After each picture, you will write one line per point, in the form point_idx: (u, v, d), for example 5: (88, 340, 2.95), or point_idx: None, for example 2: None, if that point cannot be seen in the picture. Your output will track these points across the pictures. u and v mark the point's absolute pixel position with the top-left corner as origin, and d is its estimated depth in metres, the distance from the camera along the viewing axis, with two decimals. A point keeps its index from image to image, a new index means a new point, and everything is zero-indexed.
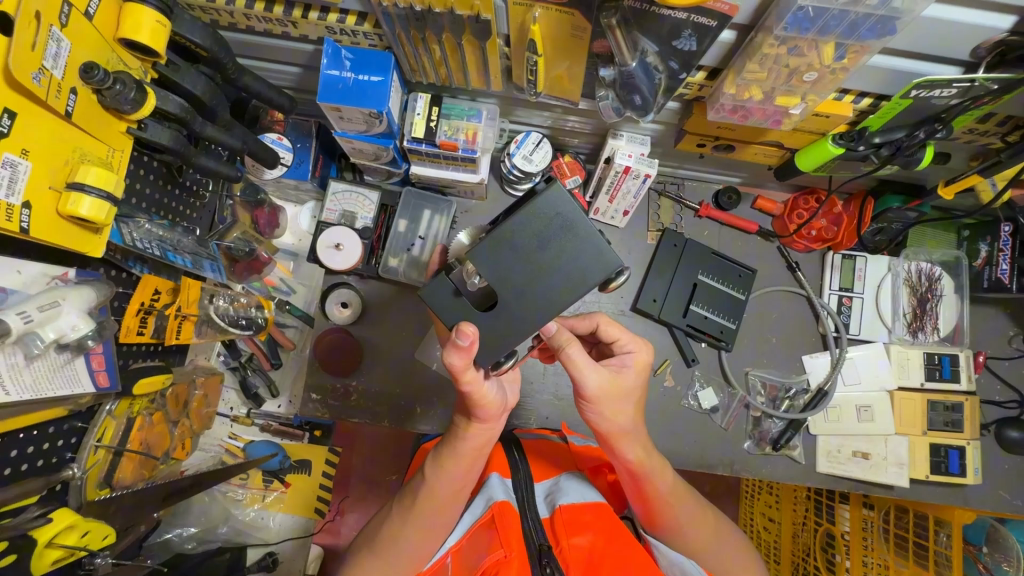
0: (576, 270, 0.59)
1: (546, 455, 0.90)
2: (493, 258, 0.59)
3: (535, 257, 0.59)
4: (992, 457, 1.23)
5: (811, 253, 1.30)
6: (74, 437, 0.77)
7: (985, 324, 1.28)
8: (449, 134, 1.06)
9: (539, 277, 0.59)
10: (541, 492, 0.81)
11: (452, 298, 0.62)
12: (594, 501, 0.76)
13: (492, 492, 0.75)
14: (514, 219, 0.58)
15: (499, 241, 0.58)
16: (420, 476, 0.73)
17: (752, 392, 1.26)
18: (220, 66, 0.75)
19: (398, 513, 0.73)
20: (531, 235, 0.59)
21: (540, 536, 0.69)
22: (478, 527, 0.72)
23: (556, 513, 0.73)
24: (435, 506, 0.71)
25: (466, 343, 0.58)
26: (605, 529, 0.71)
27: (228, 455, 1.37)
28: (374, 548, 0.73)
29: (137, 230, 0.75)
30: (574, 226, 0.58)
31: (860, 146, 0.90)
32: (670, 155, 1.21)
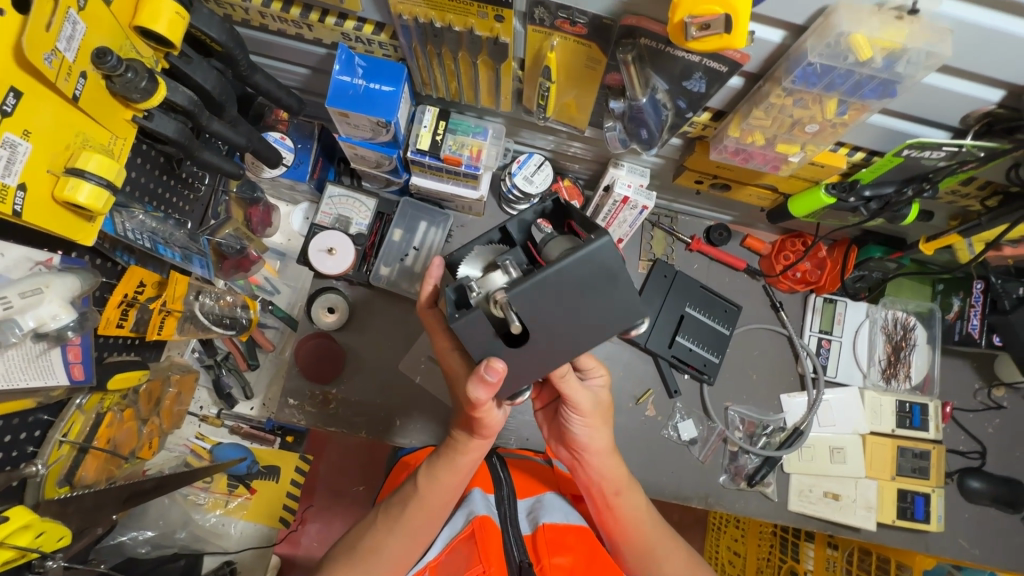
0: (612, 315, 0.59)
1: (531, 475, 0.89)
2: (533, 301, 0.56)
3: (576, 302, 0.57)
4: (954, 505, 1.27)
5: (794, 294, 1.33)
6: (38, 429, 0.73)
7: (953, 375, 1.33)
8: (453, 149, 1.06)
9: (571, 323, 0.58)
10: (523, 507, 0.79)
11: (486, 333, 0.58)
12: (577, 523, 0.76)
13: (473, 506, 0.74)
14: (563, 267, 0.55)
15: (542, 286, 0.56)
16: (409, 486, 0.72)
17: (730, 427, 1.28)
18: (234, 62, 0.74)
19: (381, 522, 0.70)
20: (573, 284, 0.57)
21: (522, 554, 0.69)
22: (458, 542, 0.70)
23: (539, 531, 0.72)
24: (424, 516, 0.69)
25: (494, 378, 0.58)
26: (585, 553, 0.71)
27: (193, 456, 1.33)
28: (349, 559, 0.69)
29: (129, 219, 0.72)
30: (616, 280, 0.57)
31: (851, 197, 0.94)
32: (668, 188, 1.24)
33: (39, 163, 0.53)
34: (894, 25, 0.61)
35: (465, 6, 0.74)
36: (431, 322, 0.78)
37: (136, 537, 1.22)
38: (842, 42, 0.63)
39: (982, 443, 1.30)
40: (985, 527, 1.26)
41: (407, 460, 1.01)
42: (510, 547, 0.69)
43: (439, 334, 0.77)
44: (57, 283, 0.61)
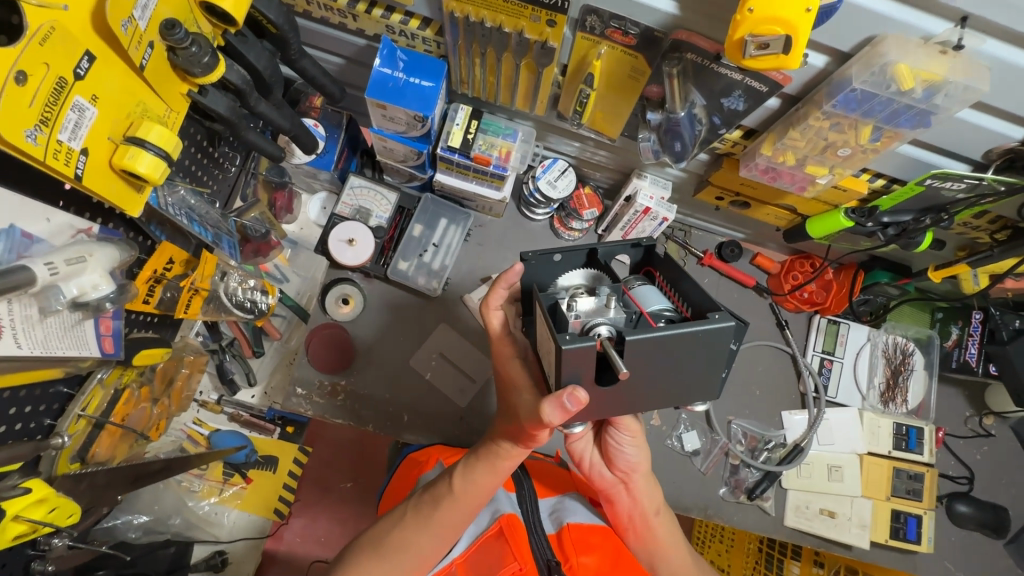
0: (690, 380, 0.63)
1: (550, 478, 0.91)
2: (641, 353, 0.58)
3: (672, 363, 0.61)
4: (943, 528, 1.31)
5: (800, 314, 1.37)
6: (56, 402, 0.71)
7: (946, 402, 1.37)
8: (483, 149, 1.06)
9: (655, 377, 0.62)
10: (545, 507, 0.84)
11: (586, 364, 0.58)
12: (597, 522, 0.81)
13: (499, 506, 0.80)
14: (683, 334, 0.57)
15: (653, 346, 0.58)
16: (442, 485, 0.74)
17: (732, 440, 1.30)
18: (285, 45, 0.74)
19: (411, 518, 0.72)
20: (679, 352, 0.60)
21: (549, 553, 0.72)
22: (487, 540, 0.75)
23: (563, 531, 0.77)
24: (456, 516, 0.72)
25: (573, 407, 0.59)
26: (609, 553, 0.76)
27: (189, 442, 1.27)
28: (379, 553, 0.71)
29: (168, 194, 0.72)
30: (713, 355, 0.61)
31: (869, 223, 0.97)
32: (686, 202, 1.26)
33: (102, 129, 0.53)
34: (938, 57, 0.63)
35: (519, 8, 0.75)
36: (495, 330, 0.79)
37: (130, 521, 1.16)
38: (886, 71, 0.65)
39: (971, 469, 1.34)
40: (971, 551, 1.30)
41: (417, 456, 1.00)
42: (538, 546, 0.73)
43: (504, 345, 0.78)
44: (100, 253, 0.61)
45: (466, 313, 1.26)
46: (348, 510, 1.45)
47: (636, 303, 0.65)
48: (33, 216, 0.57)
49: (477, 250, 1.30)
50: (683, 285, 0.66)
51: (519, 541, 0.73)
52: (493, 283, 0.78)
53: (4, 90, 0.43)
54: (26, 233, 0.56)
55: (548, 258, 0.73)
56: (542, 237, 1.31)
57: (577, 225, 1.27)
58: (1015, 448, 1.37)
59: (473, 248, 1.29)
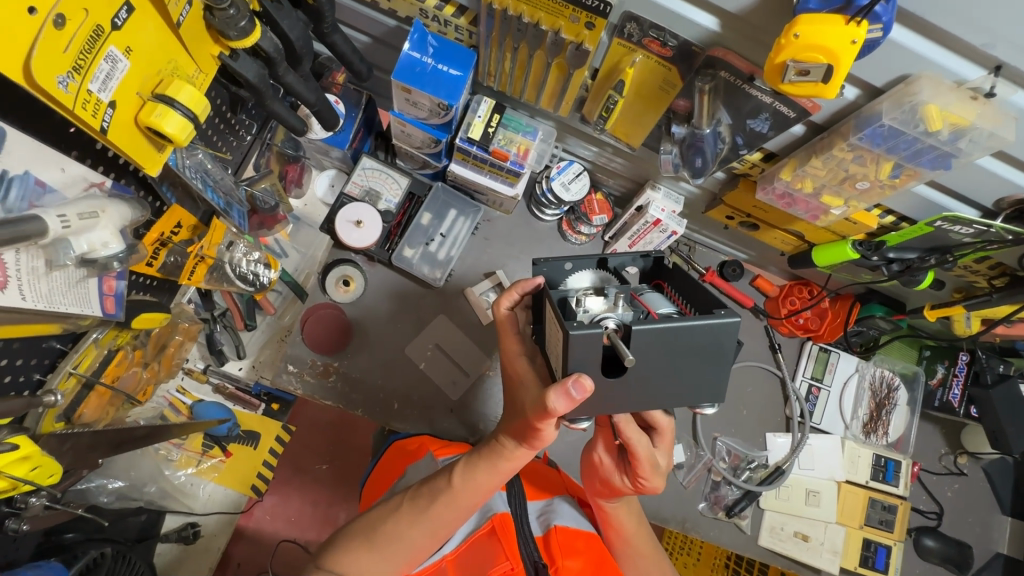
0: (695, 385, 0.62)
1: (540, 479, 0.90)
2: (648, 345, 0.58)
3: (678, 365, 0.60)
4: (908, 560, 1.34)
5: (793, 339, 1.39)
6: (49, 358, 0.70)
7: (923, 438, 1.41)
8: (502, 144, 1.06)
9: (665, 377, 0.61)
10: (533, 510, 0.83)
11: (593, 354, 0.58)
12: (586, 529, 0.80)
13: (492, 504, 0.79)
14: (691, 328, 0.57)
15: (663, 335, 0.58)
16: (440, 480, 0.73)
17: (716, 456, 1.31)
18: (319, 16, 0.73)
19: (406, 510, 0.71)
20: (689, 346, 0.59)
21: (537, 554, 0.72)
22: (479, 539, 0.75)
23: (550, 534, 0.76)
24: (452, 512, 0.71)
25: (578, 395, 0.58)
26: (595, 559, 0.76)
27: (170, 409, 1.24)
28: (371, 542, 0.70)
29: (185, 155, 0.71)
30: (721, 356, 0.60)
31: (875, 257, 0.99)
32: (695, 219, 1.27)
33: (132, 83, 0.51)
34: (968, 102, 0.64)
35: (560, 7, 0.75)
36: (505, 325, 0.78)
37: (104, 485, 1.16)
38: (916, 110, 0.67)
39: (940, 505, 1.38)
40: None
41: (406, 444, 1.00)
42: (526, 548, 0.72)
43: (511, 339, 0.78)
44: (112, 209, 0.60)
45: (467, 306, 1.25)
46: (321, 493, 1.42)
47: (643, 303, 0.65)
48: (48, 164, 0.55)
49: (482, 244, 1.29)
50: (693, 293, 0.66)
51: (512, 542, 0.72)
52: (507, 286, 0.79)
53: (41, 33, 0.41)
54: (40, 181, 0.55)
55: (557, 265, 0.74)
56: (548, 238, 1.31)
57: (585, 229, 1.27)
58: (983, 489, 1.41)
59: (479, 241, 1.29)
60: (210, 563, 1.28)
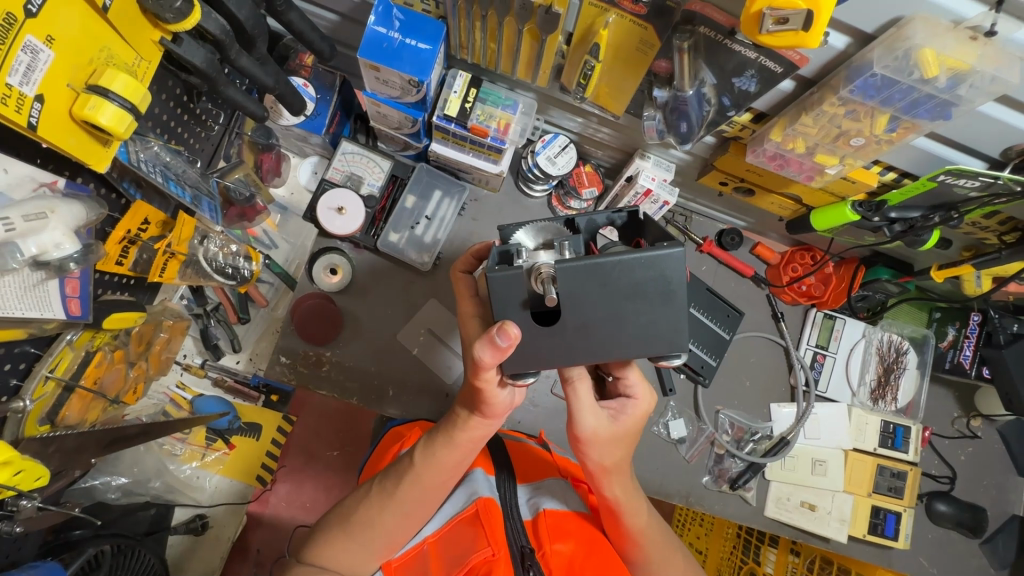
0: (654, 333, 0.58)
1: (531, 463, 0.90)
2: (579, 282, 0.57)
3: (625, 310, 0.57)
4: (920, 526, 1.32)
5: (796, 307, 1.35)
6: (24, 362, 0.69)
7: (935, 401, 1.37)
8: (481, 119, 1.02)
9: (614, 329, 0.58)
10: (523, 493, 0.82)
11: (517, 297, 0.57)
12: (576, 511, 0.80)
13: (478, 488, 0.78)
14: (630, 261, 0.56)
15: (595, 269, 0.56)
16: (405, 462, 0.73)
17: (719, 429, 1.29)
18: None
19: (375, 496, 0.73)
20: (630, 282, 0.57)
21: (524, 539, 0.71)
22: (461, 523, 0.75)
23: (539, 517, 0.76)
24: (418, 494, 0.72)
25: (504, 343, 0.55)
26: (585, 540, 0.75)
27: (171, 405, 1.27)
28: (346, 530, 0.72)
29: (142, 148, 0.69)
30: (673, 295, 0.57)
31: (876, 217, 0.94)
32: (689, 187, 1.22)
33: (60, 75, 0.49)
34: (966, 44, 0.59)
35: None
36: (463, 289, 0.77)
37: (108, 482, 1.17)
38: (911, 56, 0.62)
39: (953, 469, 1.34)
40: (946, 549, 1.32)
41: (400, 430, 0.99)
42: (514, 532, 0.72)
43: (469, 303, 0.76)
44: (62, 209, 0.58)
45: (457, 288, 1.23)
46: (333, 479, 1.45)
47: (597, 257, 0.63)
48: None
49: (470, 225, 1.26)
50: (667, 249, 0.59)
51: (493, 527, 0.71)
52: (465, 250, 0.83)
53: None
54: None
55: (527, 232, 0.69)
56: (538, 216, 1.28)
57: (574, 204, 1.24)
58: (998, 450, 1.37)
59: (467, 222, 1.25)
60: (221, 553, 1.31)
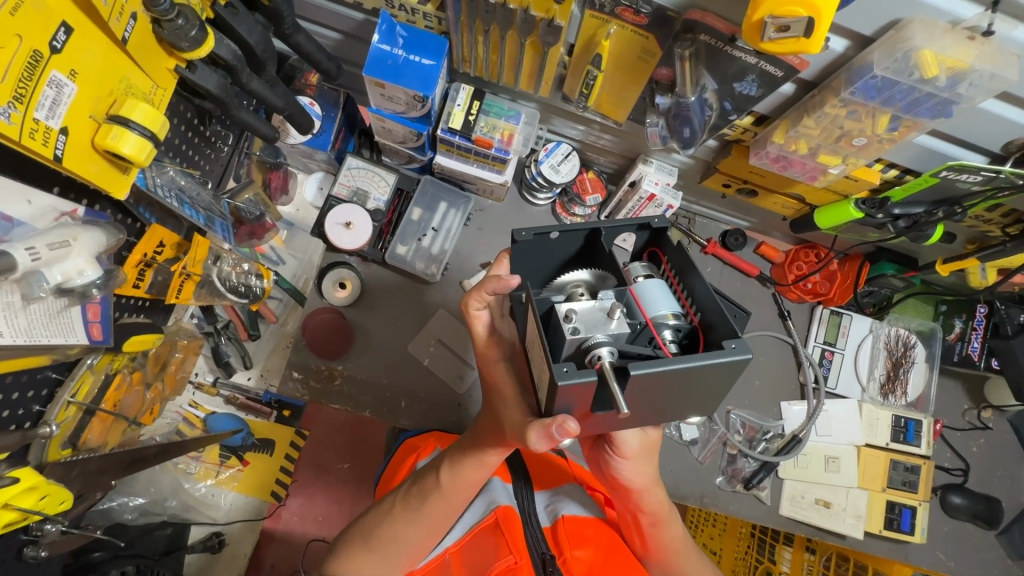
0: (687, 402, 0.59)
1: (545, 470, 0.90)
2: (642, 386, 0.52)
3: (670, 396, 0.56)
4: (935, 519, 1.32)
5: (802, 305, 1.35)
6: (46, 388, 0.70)
7: (945, 393, 1.37)
8: (485, 131, 1.04)
9: (654, 405, 0.58)
10: (540, 501, 0.84)
11: (579, 398, 0.53)
12: (594, 517, 0.81)
13: (496, 496, 0.79)
14: (697, 370, 0.52)
15: (660, 377, 0.52)
16: (430, 480, 0.74)
17: (731, 430, 1.29)
18: (278, 18, 0.71)
19: (399, 512, 0.73)
20: (687, 381, 0.54)
21: (544, 546, 0.71)
22: (482, 532, 0.75)
23: (558, 524, 0.77)
24: (443, 510, 0.73)
25: (561, 437, 0.55)
26: (604, 547, 0.76)
27: (184, 424, 1.28)
28: (370, 544, 0.74)
29: (158, 173, 0.71)
30: (719, 381, 0.56)
31: (880, 214, 0.95)
32: (692, 190, 1.23)
33: (82, 107, 0.51)
34: (965, 44, 0.61)
35: None
36: (480, 332, 0.74)
37: (126, 503, 1.20)
38: (910, 57, 0.63)
39: (966, 460, 1.34)
40: (963, 542, 1.32)
41: (415, 442, 1.00)
42: (534, 539, 0.72)
43: (490, 347, 0.74)
44: (85, 237, 0.59)
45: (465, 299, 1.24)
46: (344, 492, 1.45)
47: (638, 303, 0.57)
48: (14, 197, 0.55)
49: (476, 235, 1.27)
50: (690, 278, 0.59)
51: (512, 535, 0.72)
52: (477, 286, 0.69)
53: None
54: (6, 215, 0.54)
55: (544, 236, 0.64)
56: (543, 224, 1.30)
57: (579, 211, 1.26)
58: (1011, 441, 1.37)
59: (473, 232, 1.27)
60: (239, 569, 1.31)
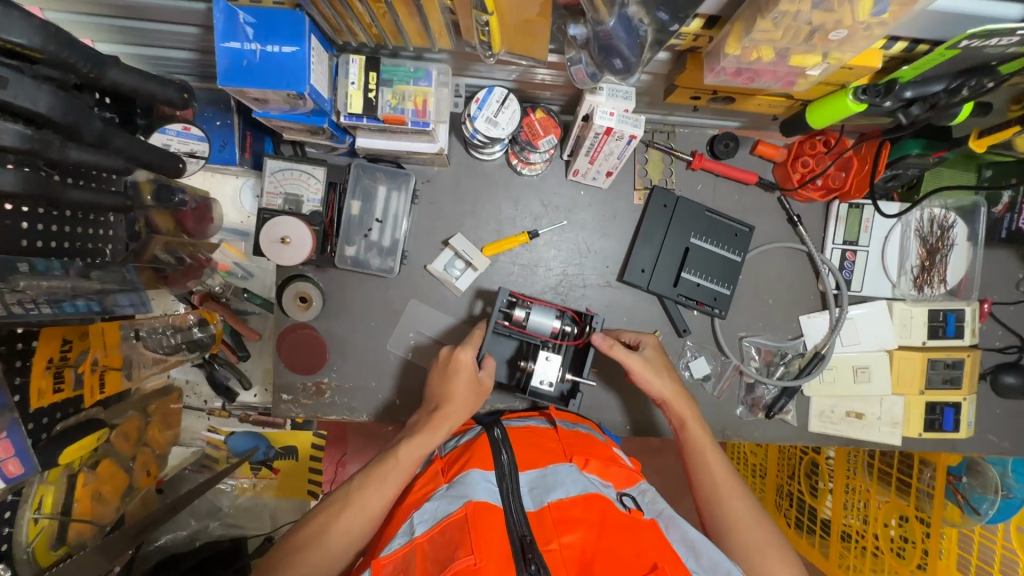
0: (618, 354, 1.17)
1: (539, 453, 0.90)
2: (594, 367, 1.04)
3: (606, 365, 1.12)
4: (986, 403, 1.22)
5: (814, 204, 1.18)
6: (8, 510, 0.69)
7: (994, 266, 1.20)
8: (393, 105, 0.87)
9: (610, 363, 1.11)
10: (528, 483, 0.83)
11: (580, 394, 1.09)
12: (582, 493, 0.78)
13: (472, 490, 0.79)
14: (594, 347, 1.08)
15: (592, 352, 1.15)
16: (385, 466, 0.88)
17: (745, 359, 1.20)
18: (72, 66, 0.58)
19: (358, 483, 0.86)
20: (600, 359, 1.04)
21: (524, 529, 0.73)
22: (449, 527, 0.73)
23: (545, 510, 0.76)
24: (398, 474, 0.87)
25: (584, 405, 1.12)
26: (594, 524, 0.73)
27: (211, 447, 1.36)
28: (331, 523, 0.82)
29: (10, 293, 0.62)
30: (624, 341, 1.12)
31: (887, 102, 0.73)
32: (660, 105, 1.03)
33: None
34: None
35: None
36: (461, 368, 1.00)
37: None
38: None
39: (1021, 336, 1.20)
40: (1018, 420, 1.23)
41: None
42: (513, 525, 0.74)
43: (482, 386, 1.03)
44: None
45: (434, 283, 1.16)
46: None
47: (543, 334, 1.06)
48: None
49: (430, 210, 1.15)
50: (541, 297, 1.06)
51: (479, 533, 0.70)
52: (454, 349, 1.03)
53: None
54: None
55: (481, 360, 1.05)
56: (500, 181, 1.16)
57: (535, 158, 1.09)
58: None
59: (425, 208, 1.15)
60: None
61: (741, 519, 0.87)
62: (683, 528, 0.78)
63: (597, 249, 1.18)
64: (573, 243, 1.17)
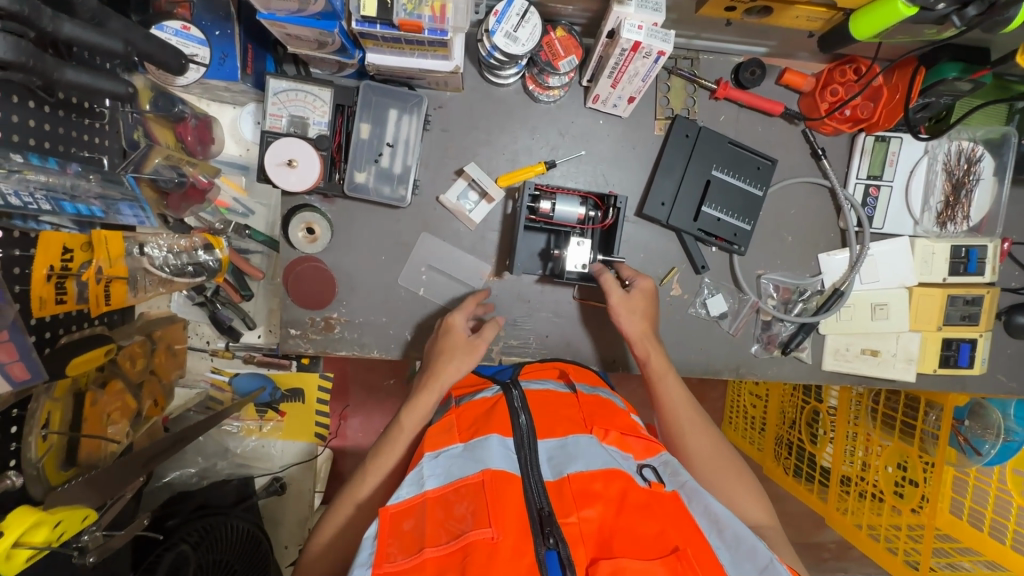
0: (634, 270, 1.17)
1: (557, 417, 0.82)
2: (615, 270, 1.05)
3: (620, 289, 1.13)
4: (998, 343, 1.22)
5: (839, 137, 1.14)
6: (14, 426, 0.72)
7: (1017, 205, 1.18)
8: (409, 10, 0.81)
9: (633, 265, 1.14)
10: (546, 451, 0.76)
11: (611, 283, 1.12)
12: (604, 466, 0.71)
13: (489, 454, 0.72)
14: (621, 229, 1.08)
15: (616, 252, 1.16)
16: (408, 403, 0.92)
17: (763, 296, 1.18)
18: None
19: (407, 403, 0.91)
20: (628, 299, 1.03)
21: (542, 501, 0.68)
22: (462, 492, 0.67)
23: (563, 481, 0.69)
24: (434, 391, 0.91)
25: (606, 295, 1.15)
26: (615, 500, 0.68)
27: (215, 390, 1.32)
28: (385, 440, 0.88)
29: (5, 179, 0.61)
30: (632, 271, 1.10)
31: (938, 5, 0.70)
32: (688, 22, 0.98)
33: None
34: None
35: None
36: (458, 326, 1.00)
37: (183, 473, 1.28)
38: None
39: None
40: None
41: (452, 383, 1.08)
42: (532, 495, 0.68)
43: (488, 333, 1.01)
44: None
45: (446, 216, 1.12)
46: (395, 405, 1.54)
47: (571, 222, 1.06)
48: None
49: (442, 138, 1.10)
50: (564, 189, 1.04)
51: (495, 504, 0.65)
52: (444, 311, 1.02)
53: None
54: None
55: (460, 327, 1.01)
56: (516, 108, 1.10)
57: (553, 82, 1.04)
58: None
59: (437, 136, 1.09)
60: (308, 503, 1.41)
61: (705, 450, 0.92)
62: (707, 499, 0.71)
63: (615, 182, 1.14)
64: (591, 174, 1.13)
